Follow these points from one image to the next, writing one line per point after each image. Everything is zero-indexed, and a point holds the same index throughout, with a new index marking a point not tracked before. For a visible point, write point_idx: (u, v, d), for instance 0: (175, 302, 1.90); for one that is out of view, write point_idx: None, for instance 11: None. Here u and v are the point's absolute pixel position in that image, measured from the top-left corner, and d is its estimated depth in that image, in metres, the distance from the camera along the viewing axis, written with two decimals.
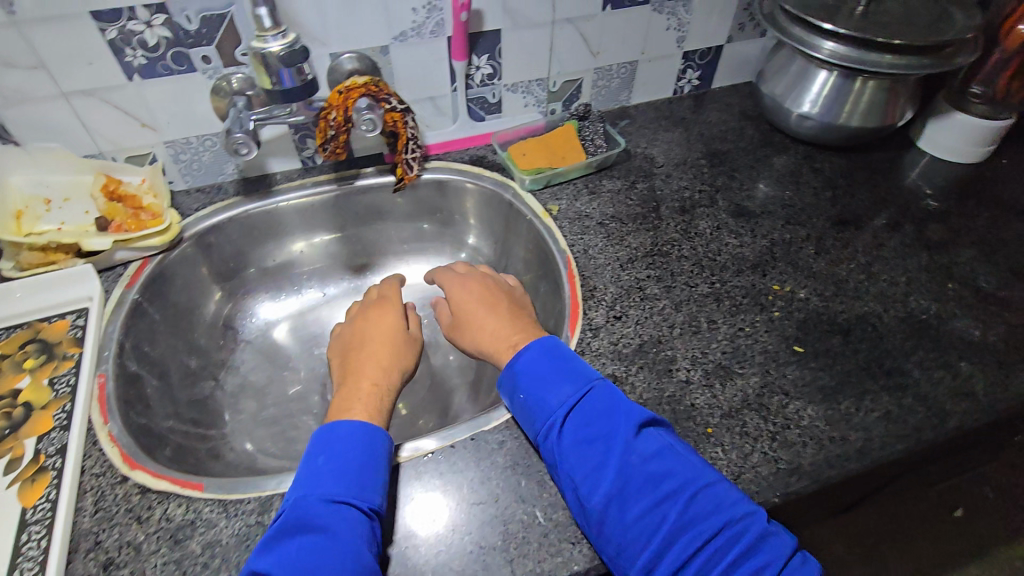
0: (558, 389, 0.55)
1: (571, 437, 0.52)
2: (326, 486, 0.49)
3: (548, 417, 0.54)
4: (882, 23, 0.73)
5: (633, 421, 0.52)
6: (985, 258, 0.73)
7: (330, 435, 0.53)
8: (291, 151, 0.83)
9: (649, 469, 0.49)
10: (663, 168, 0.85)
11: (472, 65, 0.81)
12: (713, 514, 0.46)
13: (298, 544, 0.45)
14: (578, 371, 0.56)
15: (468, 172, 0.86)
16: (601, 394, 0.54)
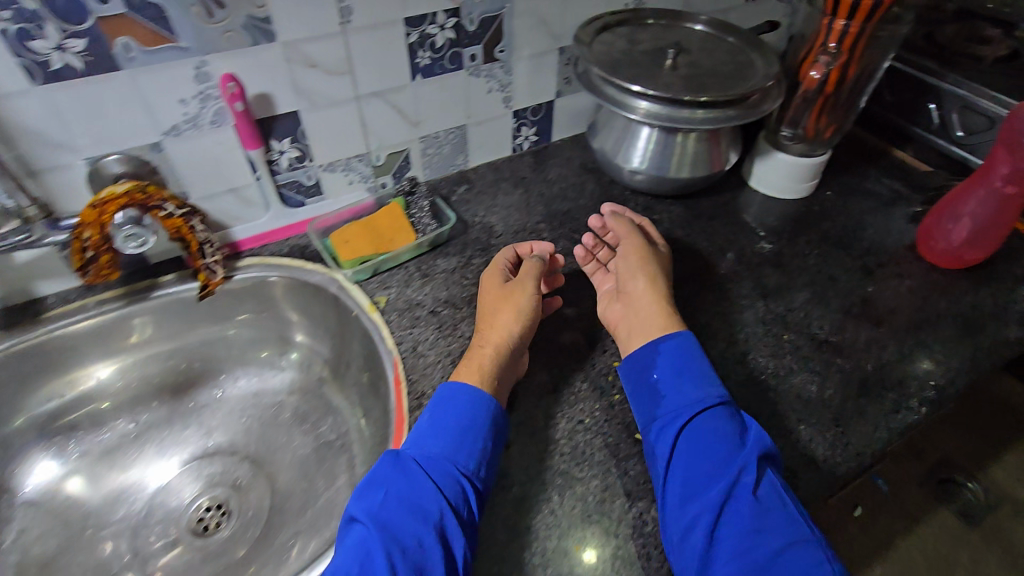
0: (699, 387, 0.58)
1: (703, 437, 0.54)
2: (439, 444, 0.55)
3: (681, 407, 0.57)
4: (689, 81, 0.73)
5: (760, 447, 0.53)
6: (818, 299, 0.73)
7: (447, 398, 0.58)
8: (61, 269, 0.70)
9: (780, 511, 0.50)
10: (501, 239, 0.80)
11: (273, 150, 0.73)
12: (794, 570, 0.46)
13: (397, 496, 0.52)
14: (710, 376, 0.59)
15: (283, 266, 0.77)
16: (732, 412, 0.57)
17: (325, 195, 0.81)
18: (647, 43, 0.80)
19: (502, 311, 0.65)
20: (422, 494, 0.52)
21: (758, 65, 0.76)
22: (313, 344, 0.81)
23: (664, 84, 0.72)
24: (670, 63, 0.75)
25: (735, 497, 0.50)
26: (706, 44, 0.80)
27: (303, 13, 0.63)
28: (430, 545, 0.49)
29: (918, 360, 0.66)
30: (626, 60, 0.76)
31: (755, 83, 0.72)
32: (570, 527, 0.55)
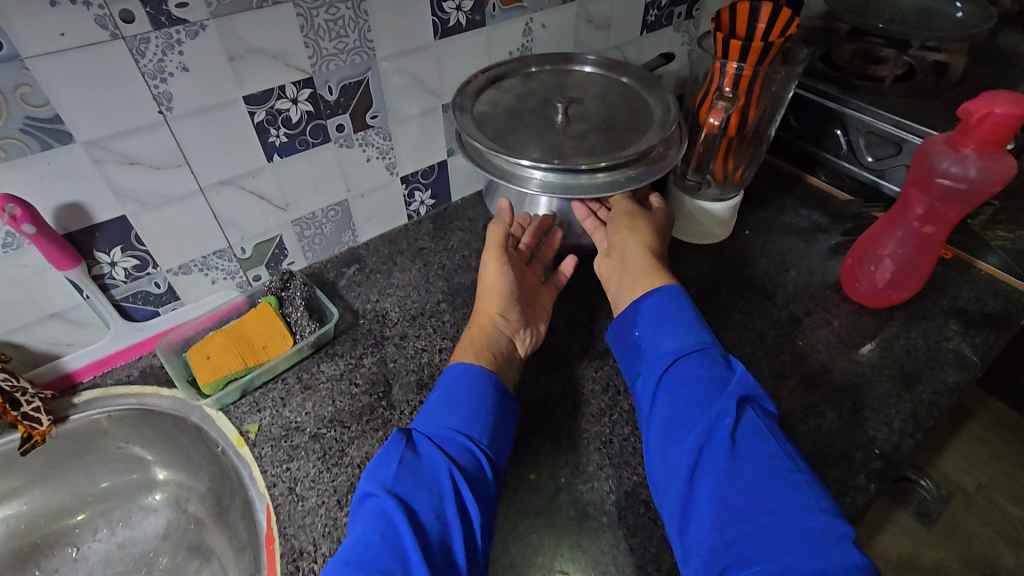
0: (677, 335, 0.55)
1: (682, 380, 0.52)
2: (450, 417, 0.53)
3: (660, 357, 0.55)
4: (583, 143, 0.65)
5: (740, 390, 0.49)
6: (748, 362, 0.67)
7: (450, 376, 0.57)
8: None
9: (760, 451, 0.45)
10: (396, 328, 0.70)
11: (100, 263, 0.61)
12: (776, 506, 0.41)
13: (411, 466, 0.48)
14: (697, 327, 0.56)
15: (133, 396, 0.64)
16: (718, 354, 0.53)
17: (183, 300, 0.69)
18: (536, 94, 0.72)
19: (486, 286, 0.66)
20: (437, 467, 0.48)
21: (656, 114, 0.70)
22: (183, 479, 0.68)
23: (557, 149, 0.64)
24: (561, 123, 0.67)
25: (716, 432, 0.47)
26: (599, 90, 0.74)
27: (102, 107, 0.52)
28: (450, 509, 0.46)
29: (860, 425, 0.61)
30: (511, 124, 0.67)
31: (654, 135, 0.65)
32: None
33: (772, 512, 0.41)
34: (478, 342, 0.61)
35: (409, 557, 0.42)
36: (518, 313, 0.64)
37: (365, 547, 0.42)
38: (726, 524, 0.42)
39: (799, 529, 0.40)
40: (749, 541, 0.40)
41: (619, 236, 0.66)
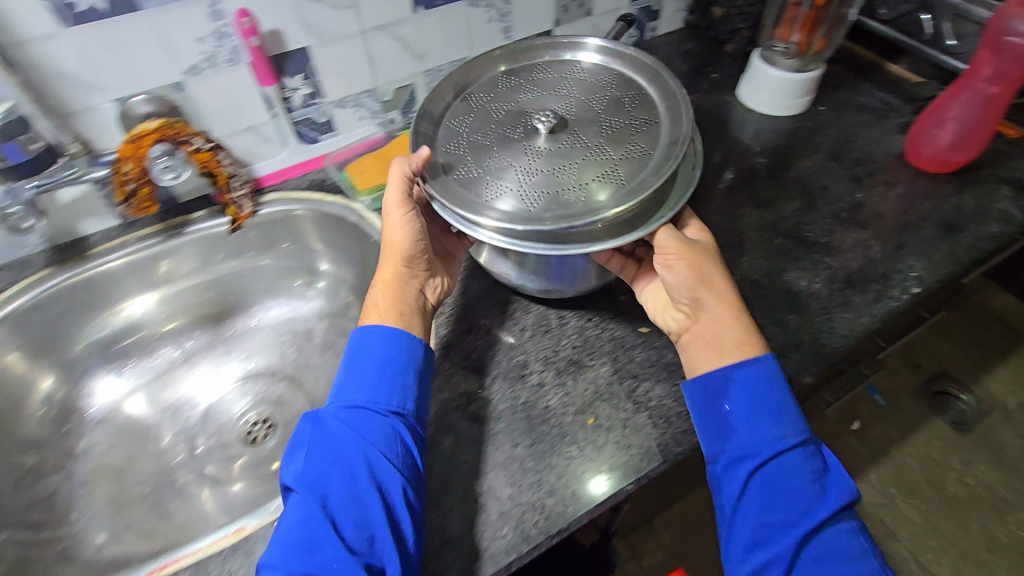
0: (779, 425, 0.50)
1: (774, 477, 0.48)
2: (359, 389, 0.54)
3: (753, 445, 0.50)
4: (561, 186, 0.55)
5: (840, 499, 0.48)
6: (810, 207, 0.78)
7: (360, 344, 0.56)
8: (103, 208, 0.75)
9: (857, 564, 0.46)
10: None
11: (287, 87, 0.76)
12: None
13: (324, 456, 0.50)
14: (794, 415, 0.51)
15: (308, 200, 0.82)
16: (813, 448, 0.50)
17: (338, 131, 0.85)
18: (523, 106, 0.62)
19: (388, 244, 0.62)
20: (351, 447, 0.50)
21: (659, 146, 0.58)
22: (340, 272, 0.87)
23: (528, 196, 0.55)
24: (543, 159, 0.57)
25: (813, 544, 0.46)
26: (597, 91, 0.64)
27: None
28: (365, 485, 0.48)
29: (901, 257, 0.71)
30: (490, 157, 0.58)
31: (648, 185, 0.53)
32: (585, 405, 0.59)
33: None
34: (386, 305, 0.60)
35: (323, 543, 0.45)
36: (424, 265, 0.63)
37: (287, 542, 0.46)
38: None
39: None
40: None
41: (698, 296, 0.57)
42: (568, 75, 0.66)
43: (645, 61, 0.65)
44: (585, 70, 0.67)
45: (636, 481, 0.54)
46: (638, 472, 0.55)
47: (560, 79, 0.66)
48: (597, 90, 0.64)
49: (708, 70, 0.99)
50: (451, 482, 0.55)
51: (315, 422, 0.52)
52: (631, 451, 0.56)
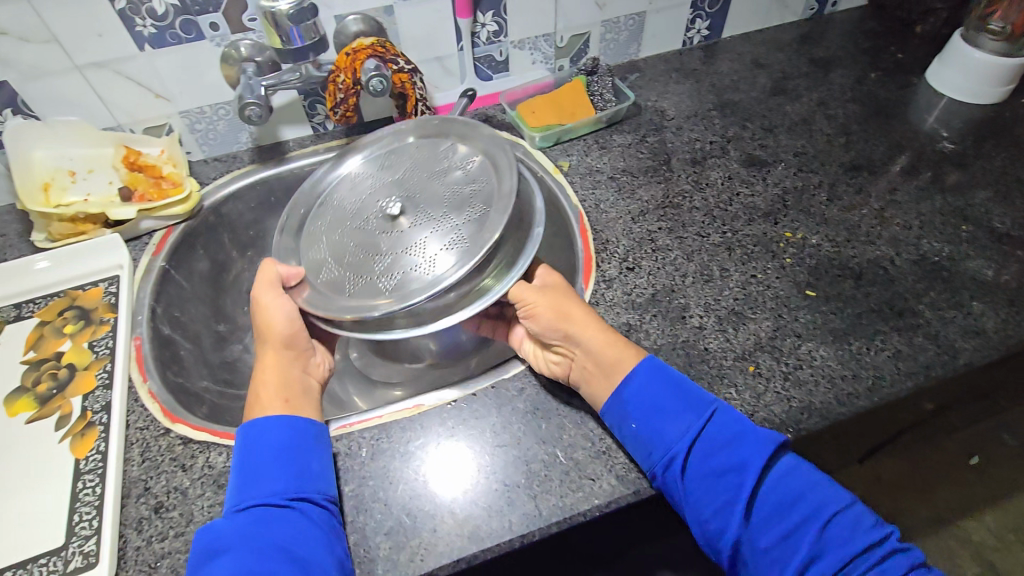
0: (677, 420, 0.51)
1: (702, 468, 0.49)
2: (261, 486, 0.50)
3: (668, 450, 0.50)
4: (420, 263, 0.61)
5: (763, 454, 0.48)
6: (1001, 198, 0.72)
7: (257, 437, 0.52)
8: (302, 117, 0.83)
9: (815, 493, 0.47)
10: (674, 121, 0.84)
11: (477, 22, 0.80)
12: (838, 545, 0.44)
13: (227, 566, 0.45)
14: (694, 397, 0.52)
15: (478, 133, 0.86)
16: (721, 420, 0.51)
17: (511, 72, 0.88)
18: (370, 196, 0.69)
19: (266, 338, 0.60)
20: (260, 550, 0.45)
21: (497, 197, 0.63)
22: None
23: (394, 282, 0.61)
24: (415, 234, 0.64)
25: (761, 506, 0.47)
26: (427, 162, 0.70)
27: None
28: (279, 573, 0.45)
29: None
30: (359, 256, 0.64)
31: (481, 243, 0.59)
32: (745, 353, 0.59)
33: (839, 555, 0.44)
34: (268, 395, 0.56)
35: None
36: (305, 346, 0.62)
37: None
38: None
39: (857, 560, 0.44)
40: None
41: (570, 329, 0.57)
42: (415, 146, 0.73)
43: (501, 137, 0.69)
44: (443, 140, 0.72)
45: (795, 431, 0.54)
46: (798, 423, 0.55)
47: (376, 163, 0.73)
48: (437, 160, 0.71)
49: (893, 48, 0.93)
50: None
51: (207, 540, 0.47)
52: (792, 403, 0.56)
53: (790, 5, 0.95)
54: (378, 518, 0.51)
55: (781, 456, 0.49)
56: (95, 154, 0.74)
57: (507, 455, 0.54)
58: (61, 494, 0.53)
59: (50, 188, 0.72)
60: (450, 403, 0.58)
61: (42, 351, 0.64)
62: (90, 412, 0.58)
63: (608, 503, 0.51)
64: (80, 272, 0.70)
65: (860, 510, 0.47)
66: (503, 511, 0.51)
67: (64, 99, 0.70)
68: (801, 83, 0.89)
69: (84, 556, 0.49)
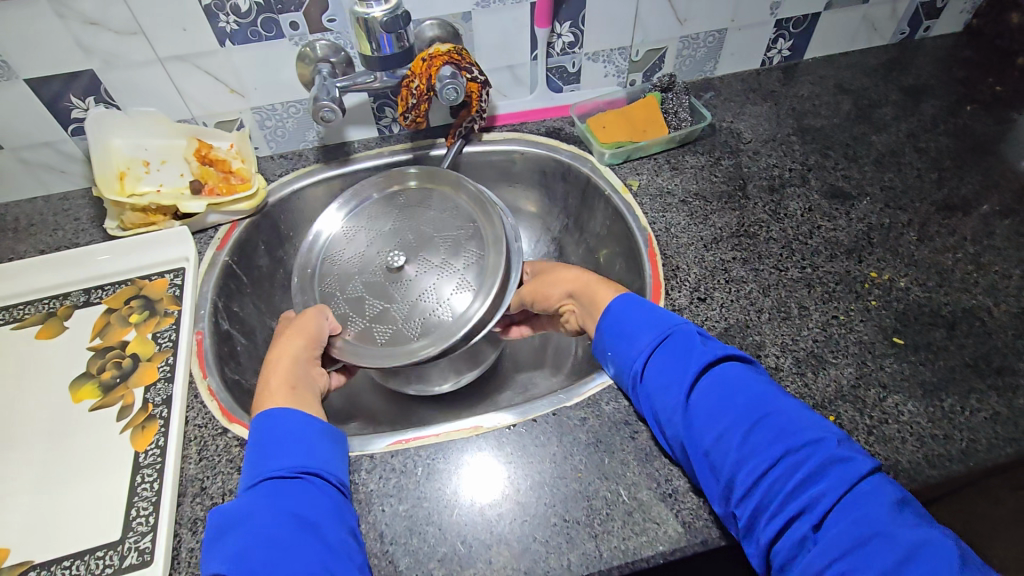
0: (634, 338, 0.53)
1: (653, 381, 0.51)
2: (270, 461, 0.48)
3: (628, 366, 0.53)
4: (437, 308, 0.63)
5: (703, 364, 0.49)
6: None
7: (268, 422, 0.51)
8: (369, 119, 0.82)
9: (755, 399, 0.46)
10: (750, 145, 0.80)
11: (554, 32, 0.78)
12: (765, 447, 0.43)
13: (241, 538, 0.43)
14: (655, 317, 0.54)
15: (544, 144, 0.84)
16: (676, 338, 0.52)
17: (582, 84, 0.86)
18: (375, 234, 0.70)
19: (280, 342, 0.59)
20: (269, 516, 0.44)
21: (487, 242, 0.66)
22: (555, 222, 0.88)
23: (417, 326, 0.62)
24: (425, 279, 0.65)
25: (700, 410, 0.47)
26: (420, 203, 0.71)
27: None
28: (287, 538, 0.43)
29: None
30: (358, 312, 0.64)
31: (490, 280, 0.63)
32: (825, 401, 0.56)
33: (765, 456, 0.43)
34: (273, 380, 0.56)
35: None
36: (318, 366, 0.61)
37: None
38: (745, 496, 0.43)
39: (785, 462, 0.42)
40: (763, 496, 0.42)
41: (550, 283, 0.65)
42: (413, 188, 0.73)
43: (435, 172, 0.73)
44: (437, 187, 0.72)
45: None
46: None
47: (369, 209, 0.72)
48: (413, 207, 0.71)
49: (991, 80, 0.88)
50: None
51: (219, 518, 0.45)
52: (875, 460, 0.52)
53: (879, 28, 0.90)
54: (432, 542, 0.49)
55: (728, 369, 0.49)
56: (170, 146, 0.75)
57: (567, 488, 0.52)
58: (120, 486, 0.53)
59: (125, 177, 0.72)
60: (509, 426, 0.56)
61: (107, 338, 0.64)
62: (151, 404, 0.58)
63: (673, 551, 0.48)
64: (147, 261, 0.71)
65: (801, 417, 0.45)
66: (562, 548, 0.49)
67: (144, 89, 0.71)
68: (889, 112, 0.84)
69: (139, 553, 0.49)
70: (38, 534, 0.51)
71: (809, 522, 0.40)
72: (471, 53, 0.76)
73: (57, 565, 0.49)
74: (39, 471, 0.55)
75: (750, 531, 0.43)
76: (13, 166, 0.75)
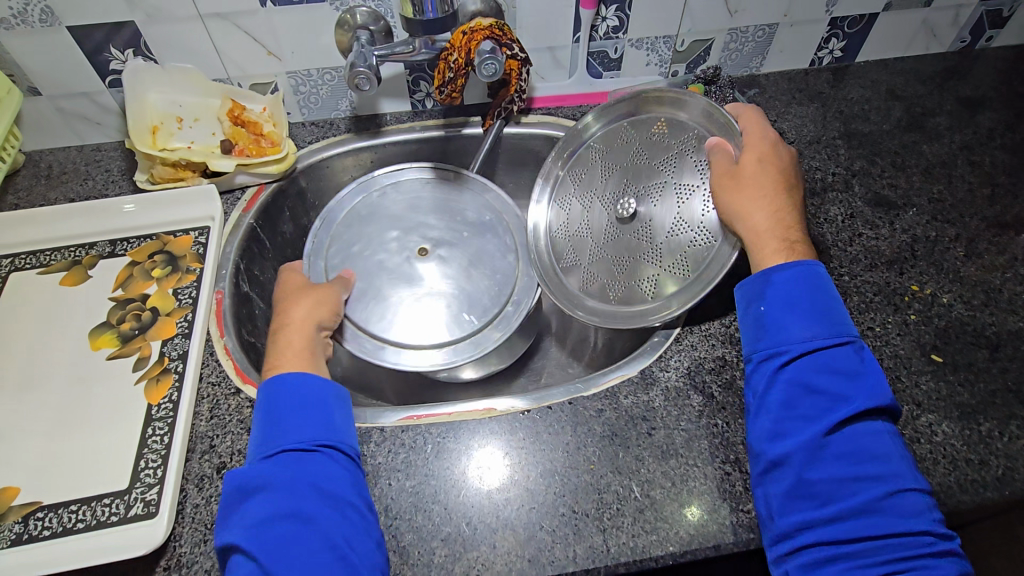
0: (806, 324, 0.48)
1: (796, 376, 0.47)
2: (286, 429, 0.48)
3: (778, 345, 0.49)
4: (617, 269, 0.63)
5: (873, 400, 0.45)
6: None
7: (279, 384, 0.51)
8: (404, 92, 0.81)
9: (897, 456, 0.44)
10: (793, 145, 0.77)
11: (599, 15, 0.75)
12: (897, 515, 0.42)
13: (264, 505, 0.44)
14: (837, 318, 0.48)
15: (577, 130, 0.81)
16: (852, 353, 0.47)
17: (622, 72, 0.83)
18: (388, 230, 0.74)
19: (296, 302, 0.62)
20: (293, 489, 0.44)
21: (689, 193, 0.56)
22: None
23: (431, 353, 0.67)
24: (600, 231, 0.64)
25: (842, 439, 0.44)
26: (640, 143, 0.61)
27: None
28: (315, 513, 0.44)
29: None
30: (553, 240, 0.69)
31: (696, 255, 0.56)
32: None
33: (895, 523, 0.41)
34: (289, 352, 0.56)
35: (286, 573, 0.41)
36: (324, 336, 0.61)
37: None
38: (842, 540, 0.42)
39: (912, 536, 0.41)
40: (866, 548, 0.41)
41: (751, 195, 0.52)
42: (656, 112, 0.62)
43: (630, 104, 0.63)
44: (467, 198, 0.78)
45: None
46: None
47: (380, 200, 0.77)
48: (453, 212, 0.77)
49: None
50: (696, 441, 0.52)
51: (236, 481, 0.45)
52: None
53: (939, 34, 0.86)
54: (436, 522, 0.49)
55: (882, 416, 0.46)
56: (203, 105, 0.75)
57: (579, 479, 0.50)
58: (131, 436, 0.53)
59: (158, 131, 0.72)
60: (522, 412, 0.55)
61: (130, 290, 0.65)
62: (167, 358, 0.58)
63: (683, 552, 0.47)
64: (173, 217, 0.71)
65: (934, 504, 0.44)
66: (568, 540, 0.47)
67: (182, 44, 0.71)
68: (942, 122, 0.80)
69: (145, 504, 0.49)
70: (49, 476, 0.51)
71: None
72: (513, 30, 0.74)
73: (63, 509, 0.49)
74: (54, 414, 0.55)
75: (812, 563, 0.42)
76: (50, 113, 0.76)
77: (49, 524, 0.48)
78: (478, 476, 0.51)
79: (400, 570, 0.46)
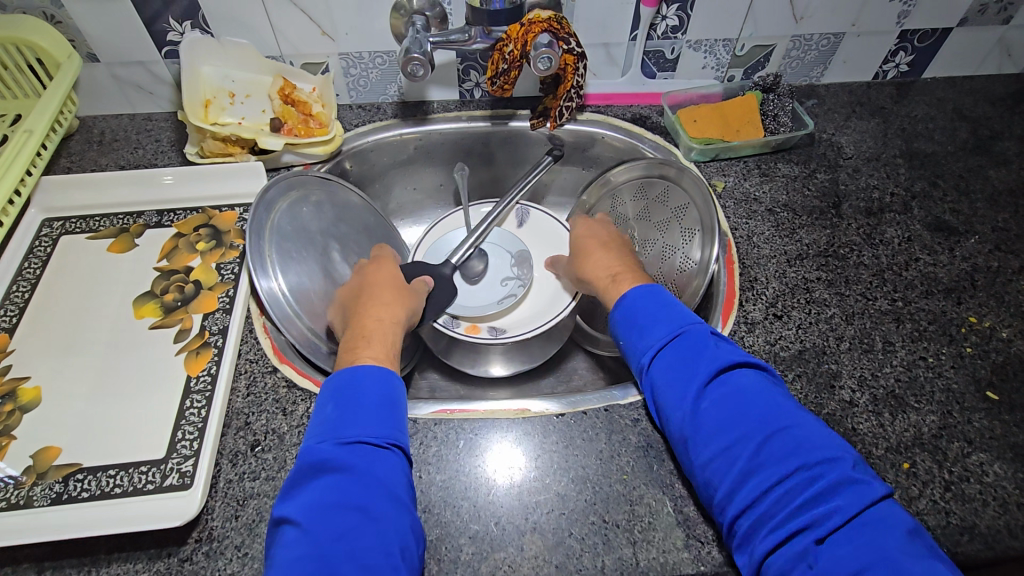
0: (651, 330, 0.53)
1: (659, 377, 0.50)
2: (362, 422, 0.46)
3: (639, 357, 0.52)
4: None
5: (717, 363, 0.48)
6: None
7: (368, 371, 0.50)
8: (453, 80, 0.80)
9: (752, 403, 0.46)
10: (851, 161, 0.75)
11: (659, 14, 0.73)
12: (777, 460, 0.42)
13: (331, 493, 0.42)
14: (673, 313, 0.53)
15: (627, 130, 0.80)
16: (690, 337, 0.51)
17: (677, 73, 0.81)
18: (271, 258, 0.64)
19: (392, 300, 0.60)
20: (366, 484, 0.43)
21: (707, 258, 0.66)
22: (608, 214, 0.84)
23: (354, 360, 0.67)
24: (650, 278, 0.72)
25: (704, 417, 0.46)
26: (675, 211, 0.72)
27: None
28: (379, 510, 0.42)
29: None
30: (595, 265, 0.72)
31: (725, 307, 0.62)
32: (900, 446, 0.51)
33: (775, 470, 0.42)
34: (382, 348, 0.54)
35: (343, 566, 0.39)
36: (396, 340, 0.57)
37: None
38: (747, 505, 0.42)
39: (799, 477, 0.41)
40: (767, 508, 0.41)
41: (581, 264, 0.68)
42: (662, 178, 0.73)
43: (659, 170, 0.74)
44: (300, 185, 0.69)
45: (950, 553, 0.46)
46: (956, 545, 0.46)
47: (260, 238, 0.64)
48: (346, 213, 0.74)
49: None
50: None
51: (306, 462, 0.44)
52: (950, 519, 0.48)
53: (1015, 54, 0.82)
54: (465, 519, 0.48)
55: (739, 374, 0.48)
56: (254, 81, 0.75)
57: (610, 488, 0.50)
58: (169, 405, 0.54)
59: (210, 105, 0.72)
60: (556, 415, 0.54)
61: (174, 261, 0.65)
62: (208, 332, 0.59)
63: (714, 574, 0.46)
64: (219, 192, 0.71)
65: (818, 435, 0.44)
66: (597, 549, 0.47)
67: (239, 20, 0.71)
68: (1012, 147, 0.77)
69: (180, 475, 0.49)
70: (89, 439, 0.52)
71: (813, 542, 0.39)
72: (571, 24, 0.72)
73: (102, 473, 0.50)
74: (95, 378, 0.56)
75: (744, 538, 0.42)
76: (106, 80, 0.77)
77: (88, 487, 0.49)
78: (508, 477, 0.50)
79: (426, 564, 0.46)
